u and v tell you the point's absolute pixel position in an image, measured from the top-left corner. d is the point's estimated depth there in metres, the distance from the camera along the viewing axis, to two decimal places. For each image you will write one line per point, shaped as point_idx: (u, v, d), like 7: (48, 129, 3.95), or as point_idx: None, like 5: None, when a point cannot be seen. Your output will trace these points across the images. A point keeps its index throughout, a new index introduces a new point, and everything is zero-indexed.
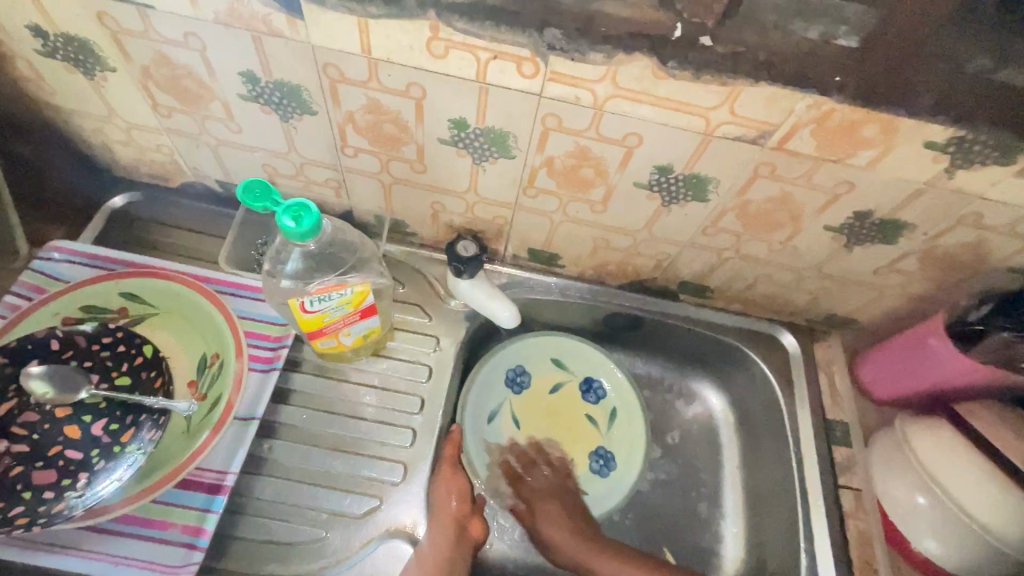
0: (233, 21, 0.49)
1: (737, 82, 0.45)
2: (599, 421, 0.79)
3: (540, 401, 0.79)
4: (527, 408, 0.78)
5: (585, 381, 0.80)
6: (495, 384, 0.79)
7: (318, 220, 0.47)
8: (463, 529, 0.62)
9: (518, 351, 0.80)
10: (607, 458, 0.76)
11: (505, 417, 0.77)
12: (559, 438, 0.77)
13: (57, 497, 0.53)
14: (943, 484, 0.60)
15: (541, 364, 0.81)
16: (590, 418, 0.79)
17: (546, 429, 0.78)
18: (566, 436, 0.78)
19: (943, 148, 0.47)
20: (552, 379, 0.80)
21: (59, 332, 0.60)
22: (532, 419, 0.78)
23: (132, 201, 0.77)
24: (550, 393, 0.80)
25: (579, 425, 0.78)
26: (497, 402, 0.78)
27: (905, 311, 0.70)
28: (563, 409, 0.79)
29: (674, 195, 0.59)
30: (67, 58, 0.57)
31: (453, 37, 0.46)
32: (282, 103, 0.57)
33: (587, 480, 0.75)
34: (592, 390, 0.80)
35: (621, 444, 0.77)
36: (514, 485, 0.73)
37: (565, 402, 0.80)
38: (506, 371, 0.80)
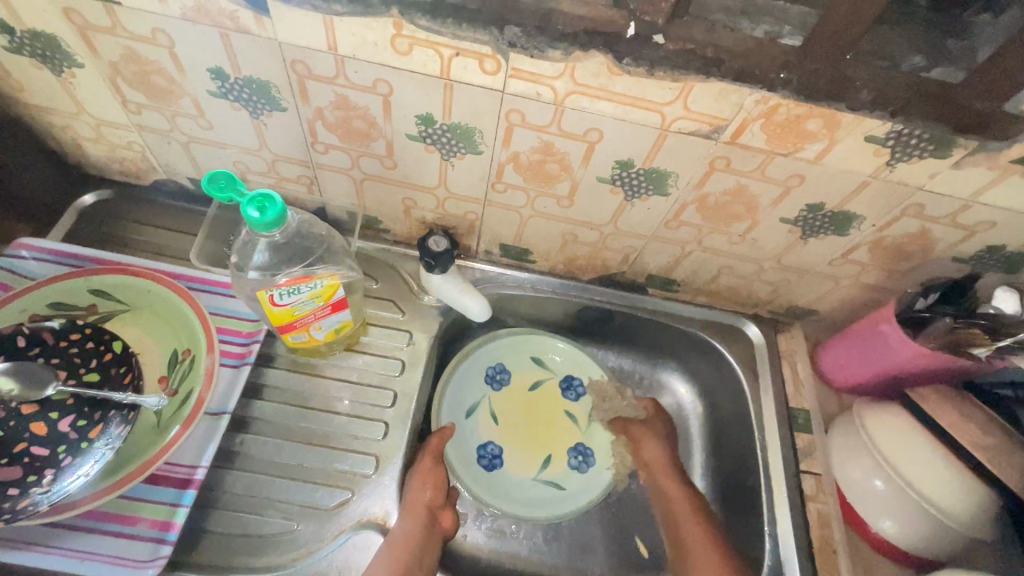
0: (200, 18, 0.50)
1: (689, 78, 0.48)
2: (578, 417, 0.80)
3: (519, 396, 0.80)
4: (506, 403, 0.80)
5: (565, 379, 0.82)
6: (475, 381, 0.80)
7: (283, 211, 0.48)
8: (435, 519, 0.63)
9: (496, 348, 0.82)
10: (586, 454, 0.78)
11: (483, 412, 0.78)
12: (537, 433, 0.79)
13: (23, 493, 0.53)
14: (895, 462, 0.63)
15: (520, 361, 0.82)
16: (569, 413, 0.81)
17: (524, 424, 0.79)
18: (545, 432, 0.79)
19: (883, 141, 0.50)
20: (531, 376, 0.82)
21: (25, 329, 0.60)
22: (510, 414, 0.79)
23: (102, 199, 0.77)
24: (530, 391, 0.81)
25: (558, 421, 0.80)
26: (476, 398, 0.79)
27: (861, 301, 0.73)
28: (542, 406, 0.81)
29: (636, 189, 0.61)
30: (35, 54, 0.57)
31: (416, 34, 0.48)
32: (251, 100, 0.58)
33: (564, 475, 0.76)
34: (572, 388, 0.82)
35: (600, 441, 0.79)
36: (490, 478, 0.74)
37: (544, 398, 0.81)
38: (486, 367, 0.81)
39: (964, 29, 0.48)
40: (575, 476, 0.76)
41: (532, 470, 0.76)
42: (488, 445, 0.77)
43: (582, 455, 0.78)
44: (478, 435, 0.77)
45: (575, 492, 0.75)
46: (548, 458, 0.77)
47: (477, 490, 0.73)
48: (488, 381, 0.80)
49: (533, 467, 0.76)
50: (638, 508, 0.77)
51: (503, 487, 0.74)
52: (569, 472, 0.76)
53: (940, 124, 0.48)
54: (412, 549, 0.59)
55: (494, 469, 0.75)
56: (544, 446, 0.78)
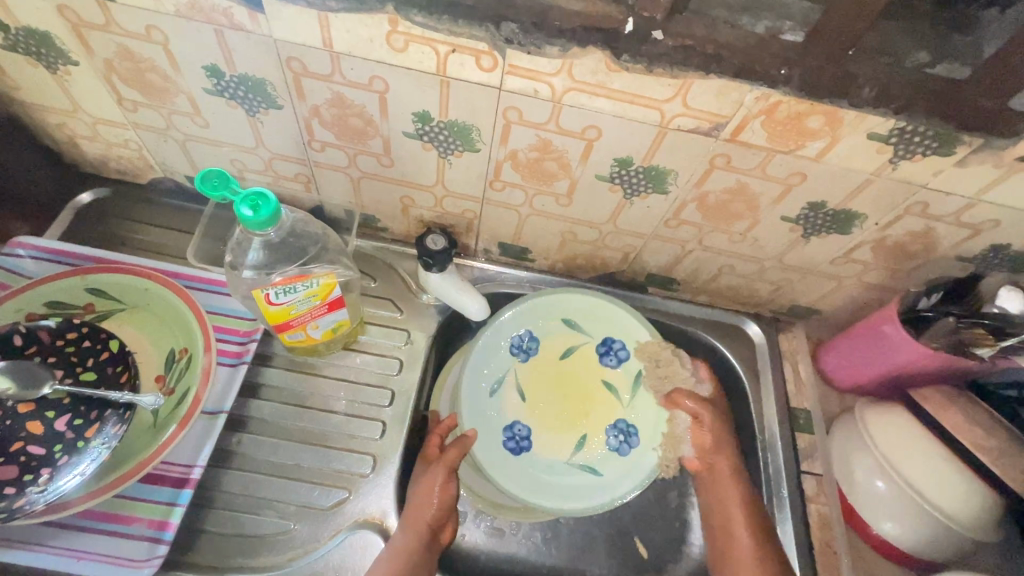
0: (194, 14, 0.49)
1: (688, 74, 0.47)
2: (617, 389, 0.75)
3: (549, 368, 0.76)
4: (534, 377, 0.75)
5: (603, 343, 0.76)
6: (499, 352, 0.75)
7: (277, 210, 0.47)
8: (435, 535, 0.63)
9: (519, 316, 0.76)
10: (627, 434, 0.72)
11: (508, 388, 0.74)
12: (570, 409, 0.74)
13: (18, 493, 0.53)
14: (897, 464, 0.62)
15: (548, 328, 0.77)
16: (607, 385, 0.75)
17: (555, 400, 0.75)
18: (579, 408, 0.74)
19: (886, 139, 0.49)
20: (562, 344, 0.77)
21: (21, 328, 0.60)
22: (539, 389, 0.75)
23: (99, 197, 0.77)
24: (561, 360, 0.76)
25: (594, 395, 0.75)
26: (500, 372, 0.75)
27: (863, 300, 0.72)
28: (576, 376, 0.76)
29: (635, 187, 0.60)
30: (30, 52, 0.57)
31: (412, 30, 0.47)
32: (247, 98, 0.58)
33: (602, 456, 0.72)
34: (612, 352, 0.76)
35: (644, 418, 0.73)
36: (520, 461, 0.71)
37: (577, 370, 0.76)
38: (511, 337, 0.76)
39: (969, 24, 0.47)
40: (615, 458, 0.71)
41: (565, 452, 0.72)
42: (517, 424, 0.73)
43: (622, 435, 0.73)
44: (505, 414, 0.73)
45: (613, 476, 0.70)
46: (583, 439, 0.73)
47: (505, 476, 0.69)
48: (513, 353, 0.75)
49: (566, 449, 0.72)
50: (637, 509, 0.77)
51: (534, 473, 0.70)
52: (607, 453, 0.72)
53: (944, 122, 0.47)
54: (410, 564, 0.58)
55: (522, 452, 0.71)
56: (578, 424, 0.74)
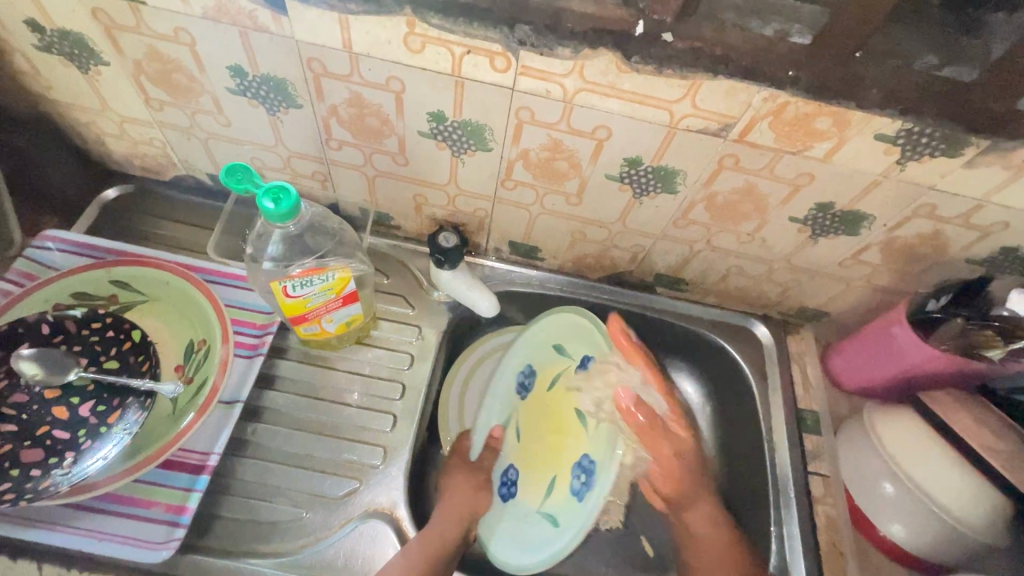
0: (220, 16, 0.52)
1: (697, 76, 0.48)
2: (585, 419, 0.67)
3: (541, 401, 0.72)
4: (530, 414, 0.72)
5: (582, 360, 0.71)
6: (508, 389, 0.76)
7: (297, 203, 0.49)
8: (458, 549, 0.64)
9: (522, 352, 0.76)
10: (589, 473, 0.63)
11: (511, 429, 0.73)
12: (549, 447, 0.68)
13: (44, 475, 0.55)
14: (906, 466, 0.62)
15: (544, 355, 0.74)
16: (579, 413, 0.68)
17: (537, 436, 0.70)
18: (551, 444, 0.68)
19: (894, 140, 0.50)
20: (547, 372, 0.73)
21: (48, 317, 0.62)
22: (533, 429, 0.71)
23: (125, 193, 0.79)
24: (548, 389, 0.72)
25: (566, 427, 0.68)
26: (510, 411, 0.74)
27: (872, 302, 0.72)
28: (554, 409, 0.70)
29: (645, 187, 0.61)
30: (64, 53, 0.60)
31: (429, 32, 0.49)
32: (268, 97, 0.60)
33: (563, 503, 0.63)
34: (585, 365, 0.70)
35: (600, 447, 0.64)
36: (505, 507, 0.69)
37: (559, 400, 0.70)
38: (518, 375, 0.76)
39: (978, 26, 0.48)
40: (574, 504, 0.62)
41: (537, 500, 0.67)
42: (511, 467, 0.71)
43: (584, 476, 0.63)
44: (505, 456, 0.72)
45: (567, 527, 0.62)
46: (551, 484, 0.66)
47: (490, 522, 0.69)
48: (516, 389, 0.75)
49: (537, 496, 0.67)
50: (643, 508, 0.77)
51: (511, 522, 0.67)
52: (568, 500, 0.63)
53: (952, 123, 0.47)
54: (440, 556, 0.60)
55: (509, 498, 0.69)
56: (550, 465, 0.67)
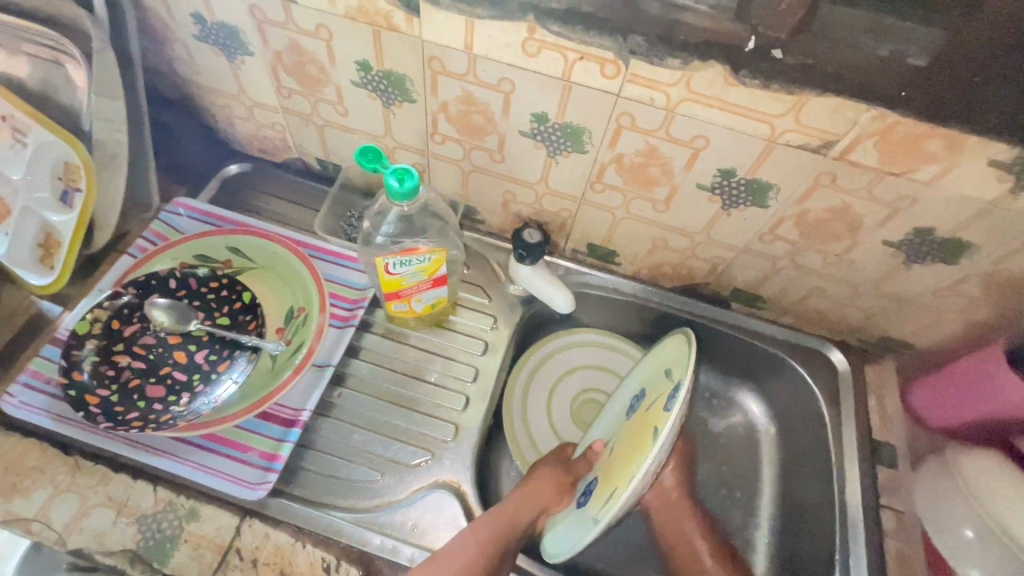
0: (359, 16, 0.58)
1: (805, 92, 0.49)
2: (659, 433, 0.55)
3: (643, 426, 0.61)
4: (624, 432, 0.65)
5: (674, 387, 0.59)
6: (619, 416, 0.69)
7: (417, 185, 0.54)
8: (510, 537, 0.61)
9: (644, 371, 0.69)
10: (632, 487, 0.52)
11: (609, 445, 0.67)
12: (624, 457, 0.60)
13: (164, 409, 0.63)
14: (991, 508, 0.59)
15: (652, 379, 0.67)
16: (655, 431, 0.57)
17: (620, 452, 0.62)
18: (628, 460, 0.58)
19: (1009, 167, 0.49)
20: (654, 391, 0.64)
21: (177, 273, 0.71)
22: (619, 454, 0.62)
23: (244, 170, 0.88)
24: (645, 409, 0.63)
25: (643, 446, 0.57)
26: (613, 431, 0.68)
27: (965, 339, 0.69)
28: (644, 424, 0.60)
29: (734, 199, 0.62)
30: (217, 43, 0.68)
31: (546, 38, 0.53)
32: (386, 91, 0.66)
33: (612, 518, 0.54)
34: (675, 396, 0.58)
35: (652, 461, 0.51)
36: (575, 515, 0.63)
37: (648, 418, 0.60)
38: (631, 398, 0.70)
39: None
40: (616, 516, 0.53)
41: (598, 506, 0.59)
42: (592, 480, 0.65)
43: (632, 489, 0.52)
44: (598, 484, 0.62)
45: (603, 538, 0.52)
46: (612, 493, 0.57)
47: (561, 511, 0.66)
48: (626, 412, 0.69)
49: (599, 505, 0.59)
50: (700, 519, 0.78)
51: (574, 527, 0.61)
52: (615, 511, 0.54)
53: None
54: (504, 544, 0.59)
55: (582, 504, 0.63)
56: (617, 477, 0.58)
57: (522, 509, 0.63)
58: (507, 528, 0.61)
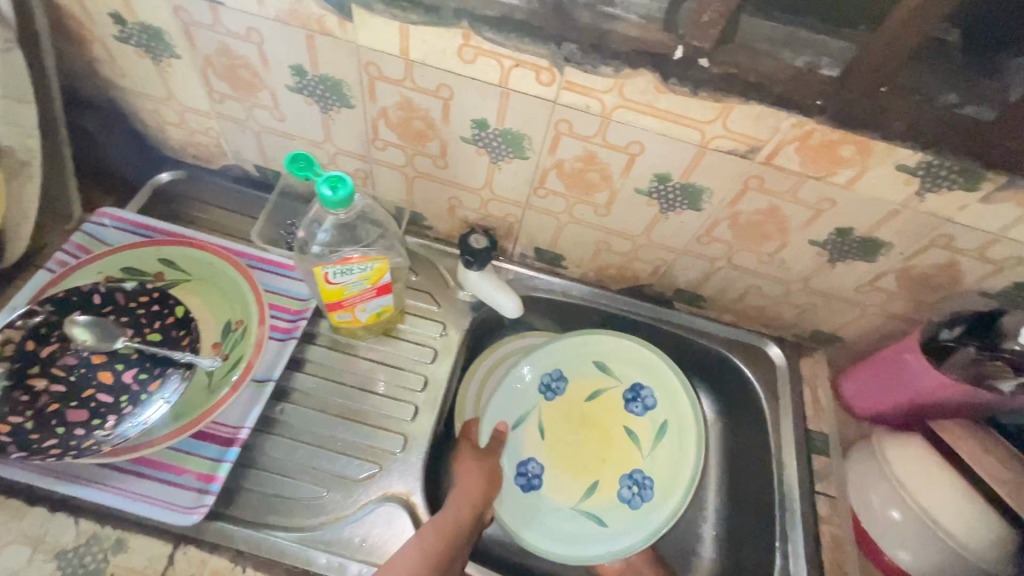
0: (291, 20, 0.56)
1: (730, 100, 0.51)
2: (639, 438, 0.80)
3: (595, 419, 0.81)
4: (559, 418, 0.80)
5: (631, 390, 0.81)
6: (527, 391, 0.81)
7: (352, 192, 0.52)
8: (455, 547, 0.59)
9: (551, 355, 0.81)
10: (642, 486, 0.77)
11: (530, 424, 0.79)
12: (590, 450, 0.79)
13: (87, 434, 0.59)
14: (913, 489, 0.63)
15: (579, 369, 0.82)
16: (628, 432, 0.80)
17: (572, 441, 0.80)
18: (597, 452, 0.79)
19: (913, 171, 0.53)
20: (590, 386, 0.82)
21: (101, 288, 0.66)
22: (573, 444, 0.79)
23: (176, 178, 0.84)
24: (586, 401, 0.82)
25: (615, 442, 0.80)
26: (527, 409, 0.80)
27: (887, 330, 0.74)
28: (596, 418, 0.81)
29: (671, 203, 0.64)
30: (140, 45, 0.64)
31: (482, 44, 0.53)
32: (323, 96, 0.64)
33: (611, 505, 0.76)
34: (638, 400, 0.81)
35: (661, 469, 0.77)
36: (529, 499, 0.75)
37: (601, 414, 0.81)
38: (541, 377, 0.81)
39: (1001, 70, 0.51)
40: (624, 508, 0.75)
41: (574, 497, 0.76)
42: (530, 461, 0.78)
43: (636, 486, 0.77)
44: (554, 468, 0.78)
45: (621, 528, 0.74)
46: (595, 484, 0.77)
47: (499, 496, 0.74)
48: (542, 391, 0.80)
49: (576, 494, 0.77)
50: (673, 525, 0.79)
51: (537, 511, 0.75)
52: (617, 503, 0.76)
53: (969, 157, 0.50)
54: (449, 555, 0.58)
55: (532, 488, 0.76)
56: (591, 471, 0.78)
57: (462, 510, 0.64)
58: (453, 529, 0.61)
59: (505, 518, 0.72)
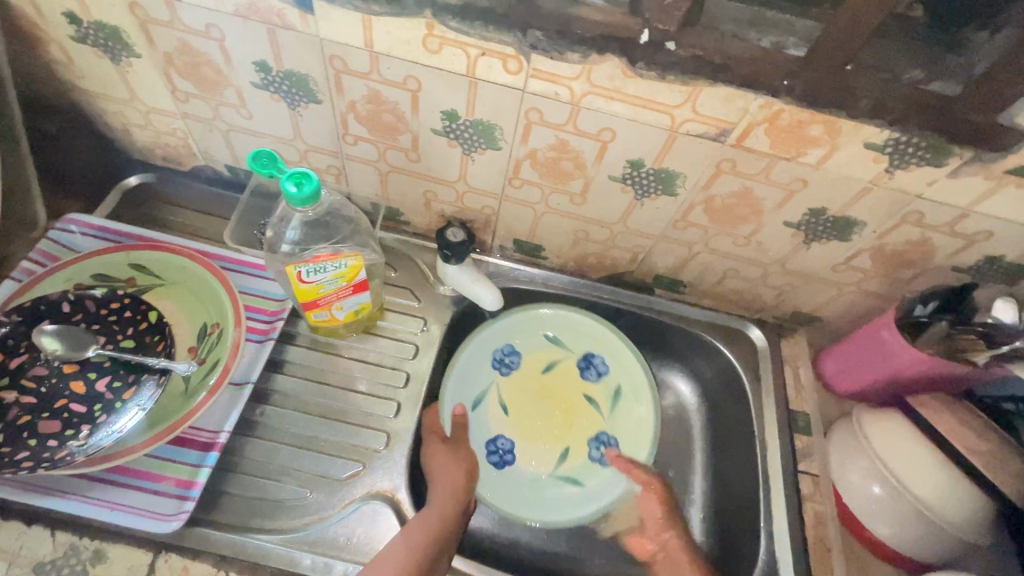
0: (250, 14, 0.55)
1: (698, 82, 0.51)
2: (599, 402, 0.80)
3: (554, 388, 0.81)
4: (518, 391, 0.80)
5: (584, 358, 0.82)
6: (483, 367, 0.80)
7: (318, 188, 0.52)
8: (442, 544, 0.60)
9: (504, 329, 0.82)
10: (609, 446, 0.77)
11: (491, 400, 0.79)
12: (555, 420, 0.79)
13: (60, 445, 0.57)
14: (891, 465, 0.64)
15: (531, 342, 0.83)
16: (588, 398, 0.81)
17: (535, 413, 0.79)
18: (562, 420, 0.79)
19: (882, 148, 0.53)
20: (545, 359, 0.83)
21: (70, 295, 0.64)
22: (537, 415, 0.79)
23: (145, 181, 0.82)
24: (544, 372, 0.82)
25: (577, 409, 0.80)
26: (485, 385, 0.80)
27: (864, 308, 0.75)
28: (557, 388, 0.81)
29: (645, 188, 0.64)
30: (98, 44, 0.63)
31: (446, 34, 0.52)
32: (290, 92, 0.63)
33: (585, 468, 0.76)
34: (592, 367, 0.82)
35: (624, 429, 0.78)
36: (504, 475, 0.75)
37: (560, 383, 0.82)
38: (494, 352, 0.82)
39: (964, 45, 0.51)
40: (597, 469, 0.76)
41: (549, 465, 0.76)
42: (498, 436, 0.77)
43: (604, 447, 0.77)
44: (522, 440, 0.77)
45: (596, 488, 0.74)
46: (566, 451, 0.77)
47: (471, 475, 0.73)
48: (495, 366, 0.80)
49: (549, 462, 0.76)
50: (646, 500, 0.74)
51: (513, 485, 0.74)
52: (589, 465, 0.76)
53: (936, 133, 0.50)
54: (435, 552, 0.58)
55: (504, 464, 0.75)
56: (560, 439, 0.78)
57: (447, 507, 0.63)
58: (437, 526, 0.61)
59: (486, 494, 0.72)
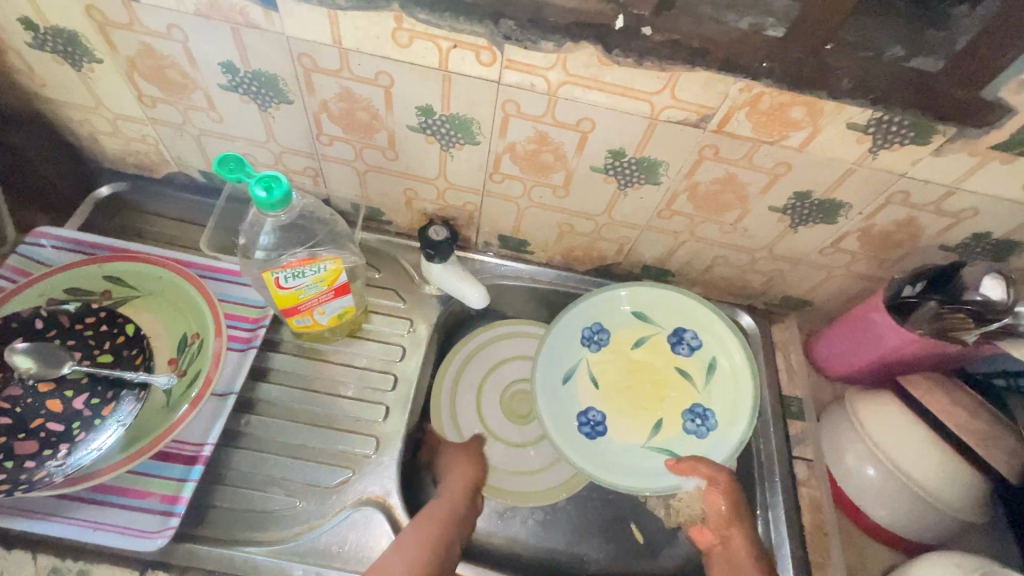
0: (213, 13, 0.53)
1: (675, 68, 0.50)
2: (692, 376, 0.76)
3: (646, 362, 0.77)
4: (609, 366, 0.77)
5: (674, 333, 0.77)
6: (571, 342, 0.77)
7: (288, 192, 0.50)
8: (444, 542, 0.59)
9: (589, 310, 0.77)
10: (705, 417, 0.73)
11: (580, 376, 0.76)
12: (647, 393, 0.75)
13: (38, 466, 0.55)
14: (885, 447, 0.64)
15: (619, 318, 0.78)
16: (682, 372, 0.76)
17: (625, 388, 0.76)
18: (654, 393, 0.75)
19: (865, 128, 0.52)
20: (634, 333, 0.78)
21: (43, 311, 0.63)
22: (629, 389, 0.75)
23: (117, 190, 0.80)
24: (634, 347, 0.77)
25: (669, 381, 0.76)
26: (573, 361, 0.76)
27: (853, 291, 0.74)
28: (649, 363, 0.77)
29: (628, 178, 0.63)
30: (57, 50, 0.60)
31: (416, 26, 0.50)
32: (259, 93, 0.61)
33: (679, 440, 0.72)
34: (683, 342, 0.77)
35: (720, 401, 0.73)
36: (596, 447, 0.72)
37: (653, 358, 0.77)
38: (581, 329, 0.77)
39: (943, 20, 0.50)
40: (692, 441, 0.72)
41: (642, 436, 0.73)
42: (589, 409, 0.74)
43: (699, 418, 0.73)
44: (612, 413, 0.74)
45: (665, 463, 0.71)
46: (661, 423, 0.73)
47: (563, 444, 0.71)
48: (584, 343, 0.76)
49: (643, 433, 0.73)
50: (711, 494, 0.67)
51: (606, 455, 0.71)
52: (683, 436, 0.72)
53: (920, 111, 0.49)
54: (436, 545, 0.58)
55: (596, 436, 0.72)
56: (654, 410, 0.74)
57: (444, 504, 0.63)
58: (435, 521, 0.60)
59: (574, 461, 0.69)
